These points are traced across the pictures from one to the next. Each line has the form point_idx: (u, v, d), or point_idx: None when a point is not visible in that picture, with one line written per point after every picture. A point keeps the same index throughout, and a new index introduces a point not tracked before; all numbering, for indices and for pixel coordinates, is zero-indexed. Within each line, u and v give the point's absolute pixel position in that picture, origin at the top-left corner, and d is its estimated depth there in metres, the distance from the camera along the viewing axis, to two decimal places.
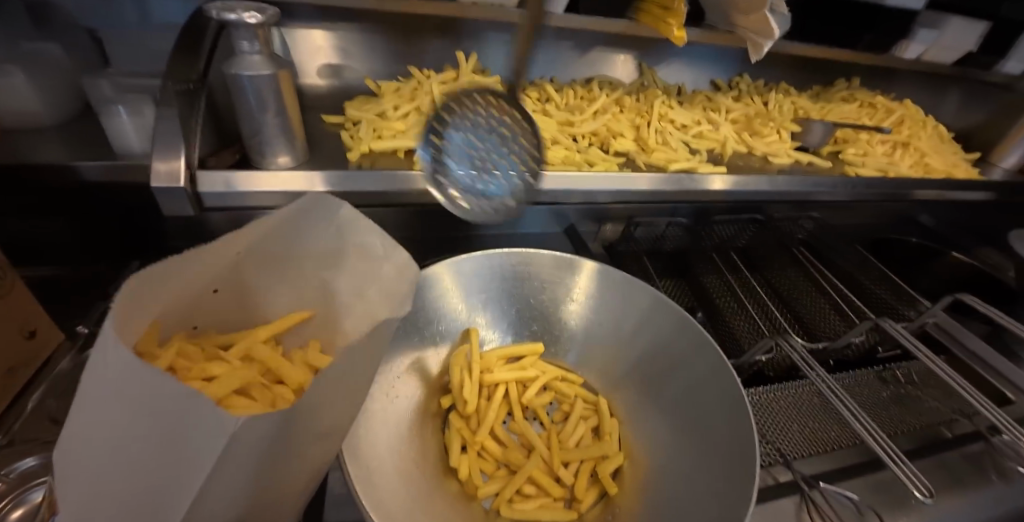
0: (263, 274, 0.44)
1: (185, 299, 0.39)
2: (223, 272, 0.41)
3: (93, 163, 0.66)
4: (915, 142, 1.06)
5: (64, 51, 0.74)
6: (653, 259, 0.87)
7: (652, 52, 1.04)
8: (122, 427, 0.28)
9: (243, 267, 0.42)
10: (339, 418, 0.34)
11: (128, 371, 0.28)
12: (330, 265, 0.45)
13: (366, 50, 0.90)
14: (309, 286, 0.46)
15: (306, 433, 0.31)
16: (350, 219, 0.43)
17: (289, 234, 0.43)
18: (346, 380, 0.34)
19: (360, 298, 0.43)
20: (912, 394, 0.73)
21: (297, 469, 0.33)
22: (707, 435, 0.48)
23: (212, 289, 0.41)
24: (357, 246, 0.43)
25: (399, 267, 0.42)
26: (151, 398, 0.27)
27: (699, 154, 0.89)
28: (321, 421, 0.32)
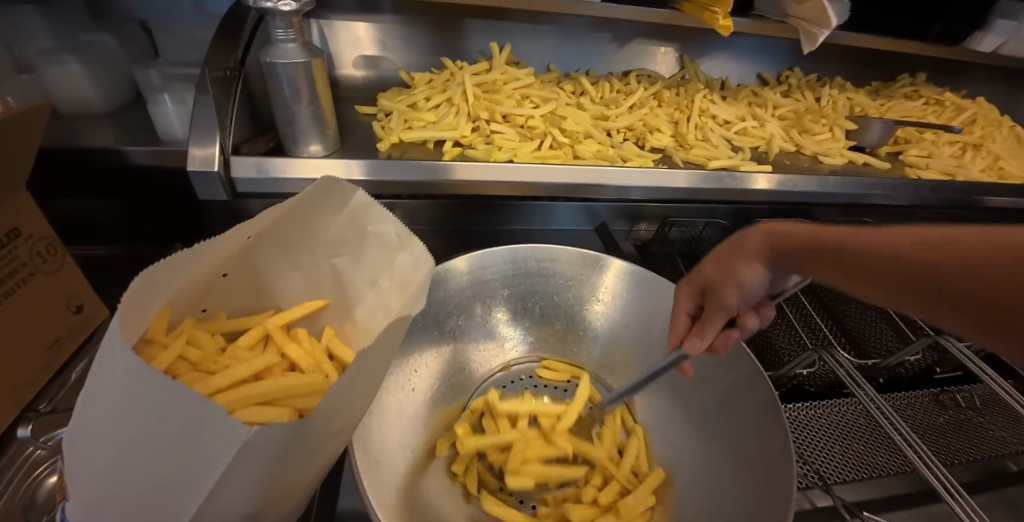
0: (276, 259, 0.44)
1: (194, 285, 0.39)
2: (234, 258, 0.41)
3: (139, 148, 0.69)
4: (988, 144, 0.96)
5: (117, 42, 0.78)
6: (688, 260, 0.83)
7: (695, 45, 1.00)
8: (118, 420, 0.28)
9: (254, 252, 0.42)
10: (352, 413, 0.33)
11: (128, 366, 0.27)
12: (348, 255, 0.45)
13: (401, 41, 0.90)
14: (324, 275, 0.46)
15: (315, 437, 0.30)
16: (363, 206, 0.43)
17: (304, 223, 0.43)
18: (366, 380, 0.33)
19: (375, 289, 0.44)
20: (974, 420, 0.67)
21: (307, 468, 0.32)
22: (740, 450, 0.45)
23: (220, 274, 0.41)
24: (375, 235, 0.43)
25: (414, 257, 0.42)
26: (149, 395, 0.26)
27: (742, 152, 0.84)
28: (335, 424, 0.31)
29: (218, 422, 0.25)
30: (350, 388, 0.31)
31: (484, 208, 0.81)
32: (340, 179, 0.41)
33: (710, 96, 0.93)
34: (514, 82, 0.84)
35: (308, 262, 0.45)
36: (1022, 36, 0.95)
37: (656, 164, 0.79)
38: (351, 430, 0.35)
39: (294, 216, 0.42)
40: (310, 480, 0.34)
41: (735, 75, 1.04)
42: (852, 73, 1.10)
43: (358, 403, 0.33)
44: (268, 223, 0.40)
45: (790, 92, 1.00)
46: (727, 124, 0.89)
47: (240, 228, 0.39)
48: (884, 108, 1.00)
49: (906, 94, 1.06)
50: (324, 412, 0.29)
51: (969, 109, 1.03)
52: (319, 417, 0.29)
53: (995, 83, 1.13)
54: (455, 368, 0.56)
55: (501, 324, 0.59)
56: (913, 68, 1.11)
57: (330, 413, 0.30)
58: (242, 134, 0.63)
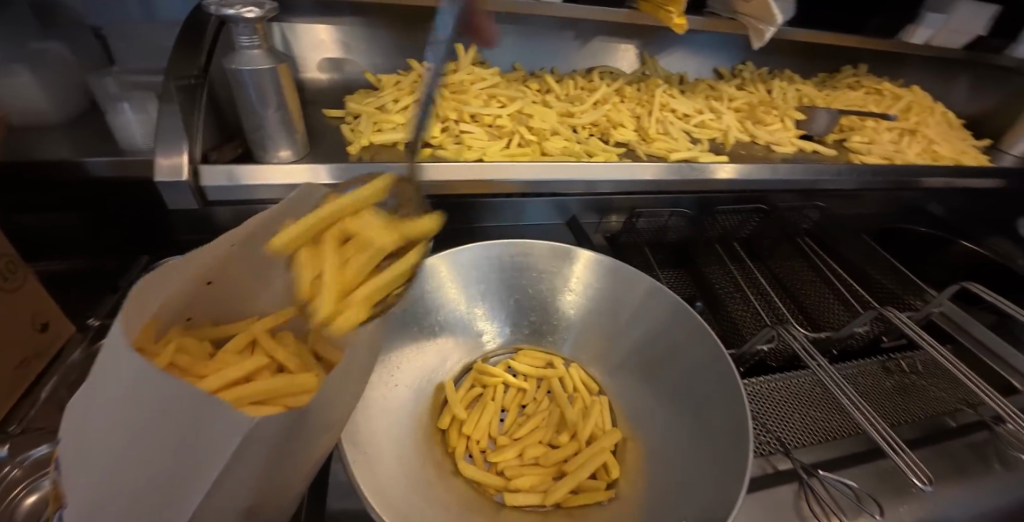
0: (257, 266, 0.45)
1: (181, 295, 0.39)
2: (219, 266, 0.42)
3: (99, 159, 0.67)
4: (923, 129, 1.04)
5: (69, 50, 0.76)
6: (654, 250, 0.87)
7: (653, 41, 1.04)
8: (120, 425, 0.28)
9: (238, 261, 0.43)
10: (341, 408, 0.35)
11: (132, 372, 0.28)
12: None
13: (366, 44, 0.90)
14: (306, 280, 0.47)
15: (309, 425, 0.32)
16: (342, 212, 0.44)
17: (285, 229, 0.44)
18: (351, 374, 0.35)
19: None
20: (917, 383, 0.73)
21: (300, 461, 0.34)
22: (704, 421, 0.48)
23: (206, 282, 0.41)
24: (353, 239, 0.44)
25: (394, 261, 0.43)
26: (154, 398, 0.28)
27: (701, 143, 0.88)
28: (326, 415, 0.33)
29: (226, 414, 0.27)
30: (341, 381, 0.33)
31: (457, 206, 0.83)
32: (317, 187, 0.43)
33: (670, 91, 0.97)
34: (480, 82, 0.85)
35: (290, 267, 0.46)
36: (948, 28, 1.02)
37: (621, 157, 0.82)
38: (340, 423, 0.37)
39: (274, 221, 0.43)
40: (302, 475, 0.36)
41: (692, 70, 1.08)
42: (800, 66, 1.16)
43: (346, 395, 0.35)
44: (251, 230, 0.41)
45: (744, 85, 1.05)
46: (686, 117, 0.94)
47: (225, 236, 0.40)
48: (829, 98, 1.07)
49: (849, 84, 1.13)
50: (318, 401, 0.31)
51: (905, 97, 1.10)
52: (313, 406, 0.31)
53: (929, 72, 1.22)
54: (438, 362, 0.58)
55: (479, 318, 0.62)
56: (856, 59, 1.19)
57: (325, 402, 0.32)
58: (210, 142, 0.62)
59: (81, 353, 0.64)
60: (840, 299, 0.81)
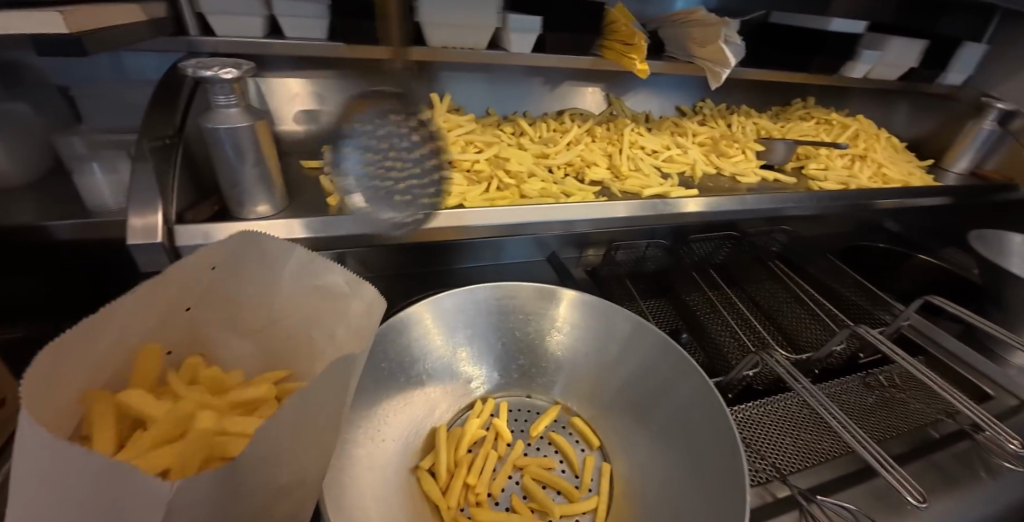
0: (218, 328, 0.48)
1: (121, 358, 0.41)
2: (175, 334, 0.46)
3: (64, 221, 0.65)
4: (872, 154, 1.11)
5: (33, 110, 0.74)
6: (635, 280, 0.88)
7: (617, 83, 1.09)
8: (40, 500, 0.28)
9: (194, 327, 0.47)
10: (300, 469, 0.35)
11: (37, 448, 0.27)
12: (298, 314, 0.47)
13: (339, 96, 0.92)
14: (278, 335, 0.49)
15: (252, 485, 0.31)
16: (306, 261, 0.46)
17: (244, 276, 0.47)
18: (314, 433, 0.34)
19: (334, 342, 0.45)
20: (896, 397, 0.75)
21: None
22: (697, 457, 0.48)
23: (167, 352, 0.46)
24: (322, 287, 0.46)
25: (365, 303, 0.43)
26: (63, 474, 0.27)
27: (671, 178, 0.92)
28: (274, 476, 0.32)
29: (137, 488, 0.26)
30: (292, 439, 0.32)
31: (434, 249, 0.82)
32: (254, 230, 0.45)
33: (637, 129, 1.01)
34: (457, 129, 0.87)
35: (257, 327, 0.49)
36: (884, 62, 1.12)
37: (597, 196, 0.85)
38: (294, 487, 0.36)
39: (231, 266, 0.46)
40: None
41: (656, 108, 1.14)
42: (754, 102, 1.24)
43: (303, 454, 0.34)
44: (206, 280, 0.45)
45: (705, 120, 1.12)
46: (654, 153, 0.98)
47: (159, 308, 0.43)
48: (784, 130, 1.14)
49: (800, 115, 1.21)
50: (259, 461, 0.30)
51: (852, 125, 1.19)
52: (252, 469, 0.30)
53: (871, 100, 1.32)
54: (428, 414, 0.56)
55: (468, 365, 0.61)
56: (803, 92, 1.28)
57: (265, 465, 0.31)
58: (186, 200, 0.61)
59: None
60: (817, 320, 0.84)
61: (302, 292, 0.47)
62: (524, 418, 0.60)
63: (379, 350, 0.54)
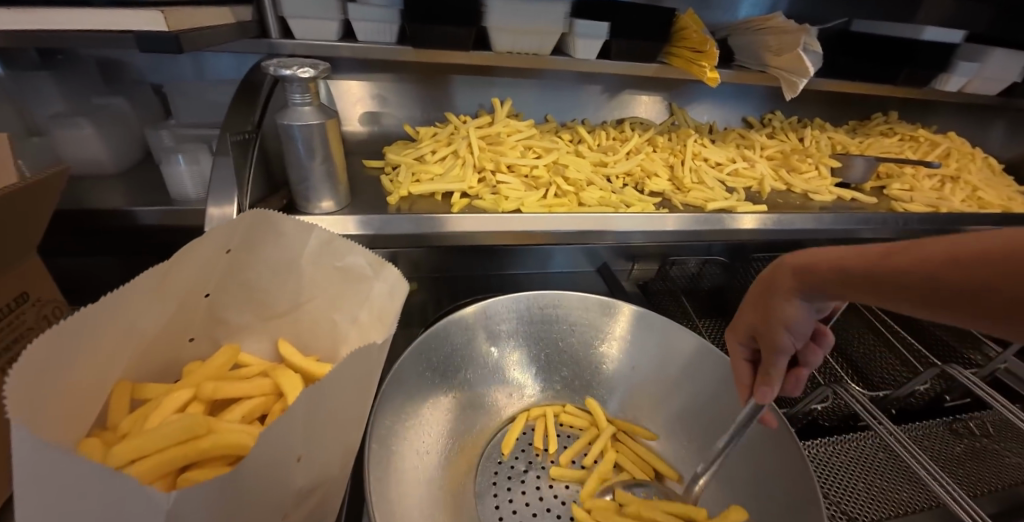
0: (240, 311, 0.48)
1: (136, 346, 0.41)
2: (194, 322, 0.46)
3: (151, 208, 0.69)
4: (965, 176, 1.02)
5: (129, 104, 0.80)
6: (691, 297, 0.84)
7: (680, 92, 1.06)
8: (42, 505, 0.27)
9: (213, 313, 0.47)
10: (324, 466, 0.34)
11: (25, 447, 0.26)
12: (334, 303, 0.48)
13: (403, 98, 0.94)
14: (304, 318, 0.49)
15: (266, 492, 0.29)
16: (325, 242, 0.46)
17: (260, 256, 0.46)
18: (330, 426, 0.33)
19: (356, 326, 0.47)
20: (990, 448, 0.67)
21: None
22: (767, 493, 0.46)
23: (186, 338, 0.46)
24: (349, 269, 0.46)
25: (389, 285, 0.45)
26: (52, 473, 0.25)
27: (737, 193, 0.88)
28: (295, 479, 0.31)
29: (133, 493, 0.24)
30: (308, 438, 0.31)
31: (485, 252, 0.82)
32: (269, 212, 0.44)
33: (701, 140, 0.97)
34: (516, 133, 0.87)
35: (281, 310, 0.49)
36: (983, 76, 1.02)
37: (657, 207, 0.82)
38: (317, 488, 0.35)
39: (246, 245, 0.45)
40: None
41: (720, 119, 1.10)
42: (827, 115, 1.17)
43: (324, 448, 0.33)
44: (222, 263, 0.44)
45: (774, 133, 1.06)
46: (719, 166, 0.94)
47: (168, 289, 0.41)
48: (863, 146, 1.06)
49: (881, 131, 1.13)
50: (266, 467, 0.29)
51: (943, 144, 1.09)
52: (262, 476, 0.28)
53: (963, 118, 1.21)
54: (467, 420, 0.56)
55: (513, 367, 0.60)
56: (885, 107, 1.19)
57: (283, 465, 0.30)
58: (258, 193, 0.63)
59: None
60: (894, 353, 0.77)
61: (332, 279, 0.47)
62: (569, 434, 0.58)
63: (436, 350, 0.55)
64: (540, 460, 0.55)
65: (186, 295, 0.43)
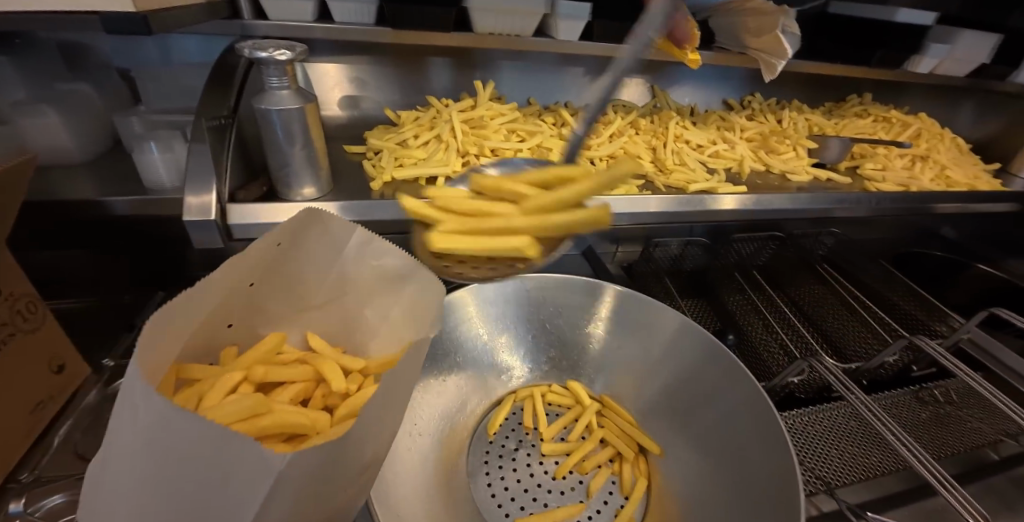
0: (278, 301, 0.49)
1: (195, 332, 0.42)
2: (238, 309, 0.46)
3: (123, 198, 0.66)
4: (934, 156, 1.05)
5: (95, 90, 0.77)
6: (674, 278, 0.85)
7: (661, 75, 1.06)
8: (148, 473, 0.29)
9: (256, 303, 0.48)
10: (379, 449, 0.37)
11: (152, 414, 0.28)
12: (366, 298, 0.50)
13: (382, 81, 0.92)
14: (335, 311, 0.51)
15: (347, 463, 0.33)
16: (364, 242, 0.48)
17: (304, 250, 0.48)
18: (393, 408, 0.36)
19: (387, 321, 0.50)
20: (954, 414, 0.71)
21: (335, 505, 0.34)
22: (745, 466, 0.47)
23: (226, 324, 0.46)
24: (382, 267, 0.48)
25: (421, 285, 0.46)
26: (173, 438, 0.28)
27: (718, 174, 0.89)
28: (364, 455, 0.34)
29: (252, 456, 0.27)
30: (376, 415, 0.33)
31: None
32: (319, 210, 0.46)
33: (683, 122, 0.98)
34: (499, 117, 0.87)
35: (314, 303, 0.51)
36: (953, 57, 1.05)
37: (639, 190, 0.83)
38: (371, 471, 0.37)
39: (294, 240, 0.47)
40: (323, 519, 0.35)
41: (701, 101, 1.11)
42: (804, 97, 1.19)
43: (385, 431, 0.36)
44: (272, 255, 0.46)
45: (754, 115, 1.08)
46: (701, 148, 0.95)
47: (229, 273, 0.42)
48: (839, 127, 1.08)
49: (856, 112, 1.15)
50: (352, 440, 0.32)
51: (914, 124, 1.12)
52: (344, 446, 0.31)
53: (932, 98, 1.25)
54: (456, 402, 0.56)
55: (505, 350, 0.61)
56: (859, 88, 1.22)
57: (360, 440, 0.33)
58: (237, 181, 0.62)
59: (96, 395, 0.61)
60: (867, 327, 0.80)
61: (365, 275, 0.49)
62: (558, 412, 0.59)
63: None
64: (530, 438, 0.56)
65: (242, 284, 0.45)
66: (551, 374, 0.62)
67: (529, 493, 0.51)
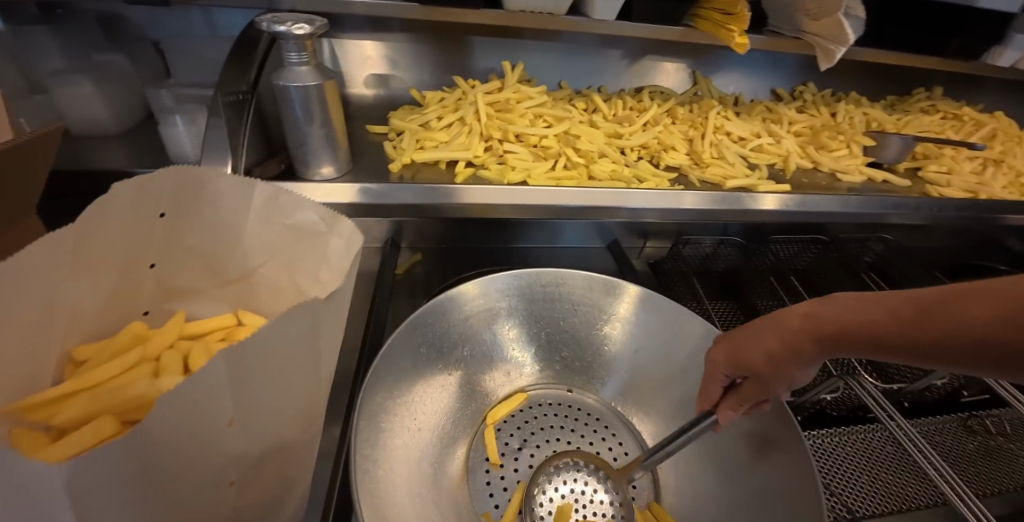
0: (193, 272, 0.44)
1: (70, 315, 0.37)
2: (139, 290, 0.42)
3: (149, 170, 0.68)
4: (1009, 160, 0.95)
5: (129, 61, 0.78)
6: (702, 280, 0.77)
7: (705, 60, 0.99)
8: None
9: (166, 281, 0.43)
10: (277, 430, 0.30)
11: None
12: (295, 266, 0.43)
13: (411, 61, 0.90)
14: (261, 283, 0.45)
15: (205, 457, 0.26)
16: (270, 198, 0.40)
17: (206, 217, 0.41)
18: (277, 385, 0.29)
19: (317, 283, 0.41)
20: (1005, 447, 0.65)
21: (222, 497, 0.29)
22: (764, 494, 0.44)
23: (142, 311, 0.44)
24: (299, 225, 0.41)
25: (344, 238, 0.39)
26: None
27: (759, 170, 0.84)
28: (235, 446, 0.28)
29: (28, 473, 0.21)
30: (245, 401, 0.27)
31: (480, 224, 0.75)
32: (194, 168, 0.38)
33: (725, 112, 0.92)
34: (526, 100, 0.83)
35: (233, 277, 0.45)
36: None
37: (672, 184, 0.79)
38: (270, 456, 0.31)
39: (183, 208, 0.39)
40: (221, 518, 0.31)
41: (747, 90, 1.03)
42: (865, 89, 1.09)
43: (268, 415, 0.29)
44: (157, 229, 0.39)
45: (804, 107, 1.00)
46: (742, 140, 0.89)
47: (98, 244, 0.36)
48: (900, 124, 0.99)
49: (923, 108, 1.05)
50: (193, 436, 0.25)
51: (988, 124, 1.01)
52: (183, 447, 0.25)
53: (1011, 96, 1.13)
54: (463, 398, 0.54)
55: (513, 346, 0.59)
56: (928, 81, 1.11)
57: (215, 434, 0.26)
58: (255, 157, 0.61)
59: None
60: None
61: (274, 230, 0.42)
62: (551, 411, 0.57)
63: (427, 326, 0.53)
64: (538, 437, 0.54)
65: (126, 264, 0.39)
66: (563, 377, 0.59)
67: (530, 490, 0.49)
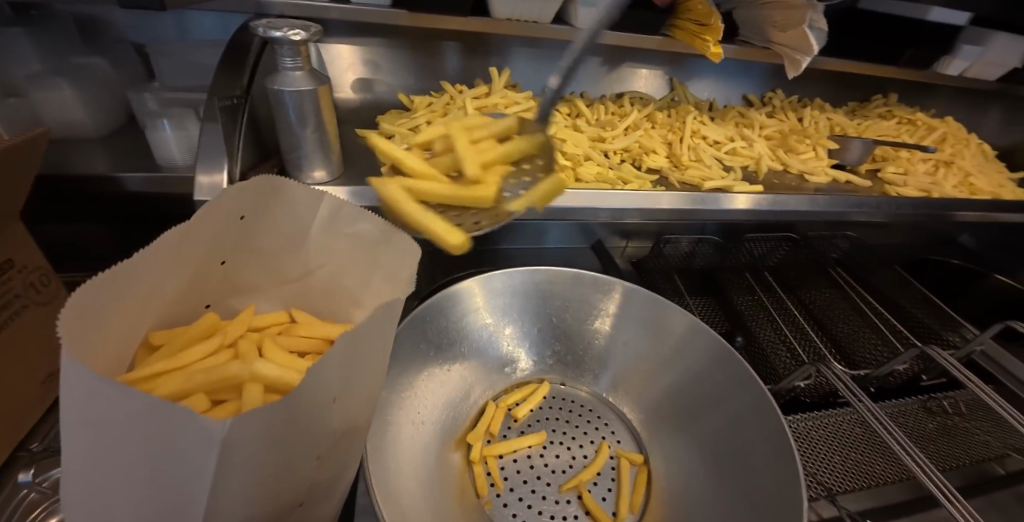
0: (259, 273, 0.46)
1: (154, 309, 0.38)
2: (212, 288, 0.43)
3: (135, 174, 0.67)
4: (958, 162, 1.03)
5: (110, 64, 0.77)
6: (684, 276, 0.82)
7: (681, 67, 1.04)
8: (100, 448, 0.26)
9: (234, 281, 0.45)
10: (348, 416, 0.32)
11: (83, 389, 0.24)
12: (349, 272, 0.44)
13: (397, 66, 0.91)
14: (316, 285, 0.46)
15: (307, 431, 0.28)
16: (335, 209, 0.42)
17: (276, 221, 0.43)
18: (362, 371, 0.31)
19: (368, 289, 0.43)
20: (960, 426, 0.70)
21: (308, 474, 0.31)
22: (745, 475, 0.47)
23: (206, 305, 0.44)
24: (359, 236, 0.42)
25: (398, 253, 0.40)
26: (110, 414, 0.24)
27: (733, 172, 0.88)
28: (332, 419, 0.30)
29: (189, 427, 0.23)
30: (343, 383, 0.29)
31: None
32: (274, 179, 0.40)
33: (701, 117, 0.96)
34: (514, 105, 0.86)
35: (294, 276, 0.46)
36: (984, 60, 1.01)
37: (654, 185, 0.82)
38: (340, 442, 0.32)
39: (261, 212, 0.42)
40: (296, 498, 0.32)
41: (721, 96, 1.08)
42: (828, 96, 1.16)
43: (355, 396, 0.31)
44: (234, 230, 0.41)
45: (774, 112, 1.05)
46: (718, 144, 0.93)
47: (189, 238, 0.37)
48: (862, 128, 1.06)
49: (880, 113, 1.12)
50: (312, 405, 0.27)
51: (940, 128, 1.09)
52: (304, 415, 0.27)
53: (957, 102, 1.21)
54: (462, 391, 0.56)
55: (508, 341, 0.61)
56: (885, 88, 1.18)
57: (321, 409, 0.28)
58: (249, 160, 0.62)
59: None
60: (878, 334, 0.78)
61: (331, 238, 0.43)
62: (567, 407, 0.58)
63: (423, 323, 0.54)
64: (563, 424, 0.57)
65: (206, 261, 0.40)
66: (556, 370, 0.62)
67: (539, 480, 0.51)
